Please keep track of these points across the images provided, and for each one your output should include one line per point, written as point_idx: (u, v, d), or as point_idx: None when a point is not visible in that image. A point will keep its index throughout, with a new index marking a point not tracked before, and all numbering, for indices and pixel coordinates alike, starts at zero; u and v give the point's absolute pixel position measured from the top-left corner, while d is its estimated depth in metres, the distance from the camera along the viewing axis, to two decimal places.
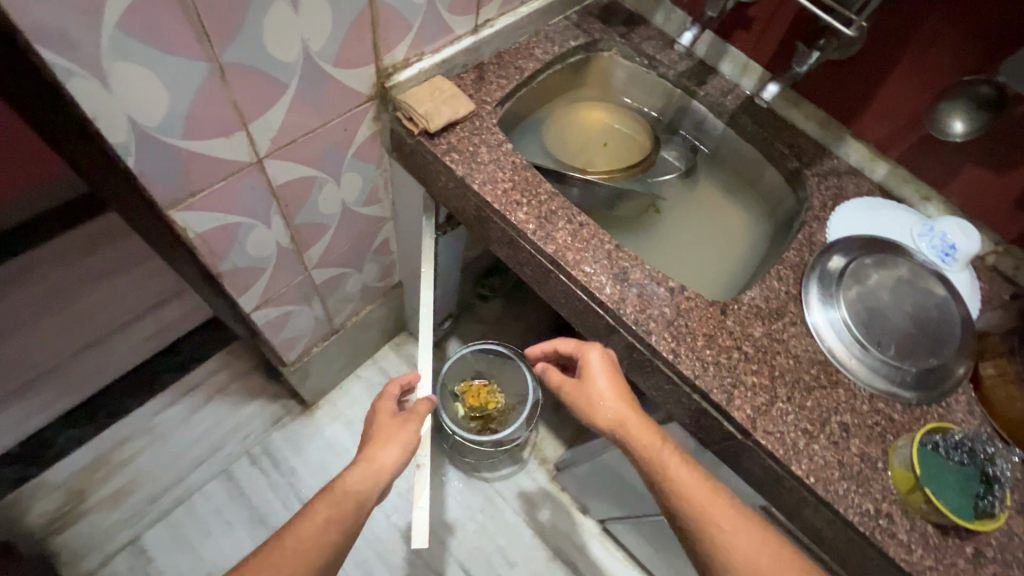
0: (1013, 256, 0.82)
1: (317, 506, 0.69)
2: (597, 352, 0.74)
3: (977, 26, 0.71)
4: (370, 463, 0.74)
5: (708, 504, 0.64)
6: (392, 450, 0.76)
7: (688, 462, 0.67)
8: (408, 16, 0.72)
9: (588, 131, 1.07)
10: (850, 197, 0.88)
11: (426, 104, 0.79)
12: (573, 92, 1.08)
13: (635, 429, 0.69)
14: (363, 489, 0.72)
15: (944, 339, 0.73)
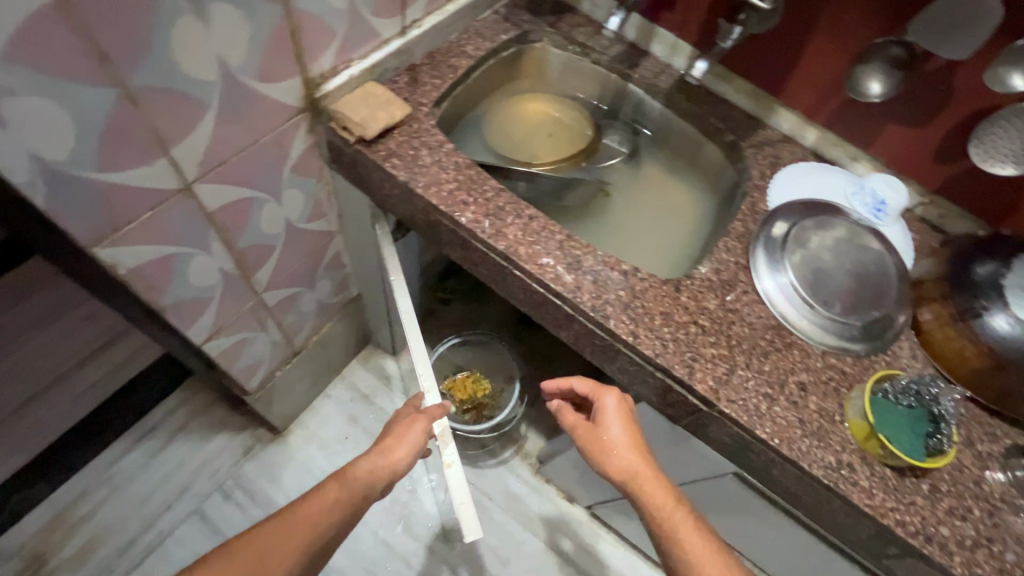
0: (938, 205, 0.87)
1: (329, 487, 0.71)
2: (614, 398, 0.78)
3: None
4: (381, 459, 0.76)
5: (699, 548, 0.66)
6: (401, 451, 0.78)
7: (687, 512, 0.70)
8: (330, 23, 0.70)
9: (530, 124, 1.07)
10: (786, 164, 0.91)
11: (360, 111, 0.77)
12: (510, 86, 1.08)
13: (644, 480, 0.72)
14: (370, 482, 0.74)
15: (883, 290, 0.77)
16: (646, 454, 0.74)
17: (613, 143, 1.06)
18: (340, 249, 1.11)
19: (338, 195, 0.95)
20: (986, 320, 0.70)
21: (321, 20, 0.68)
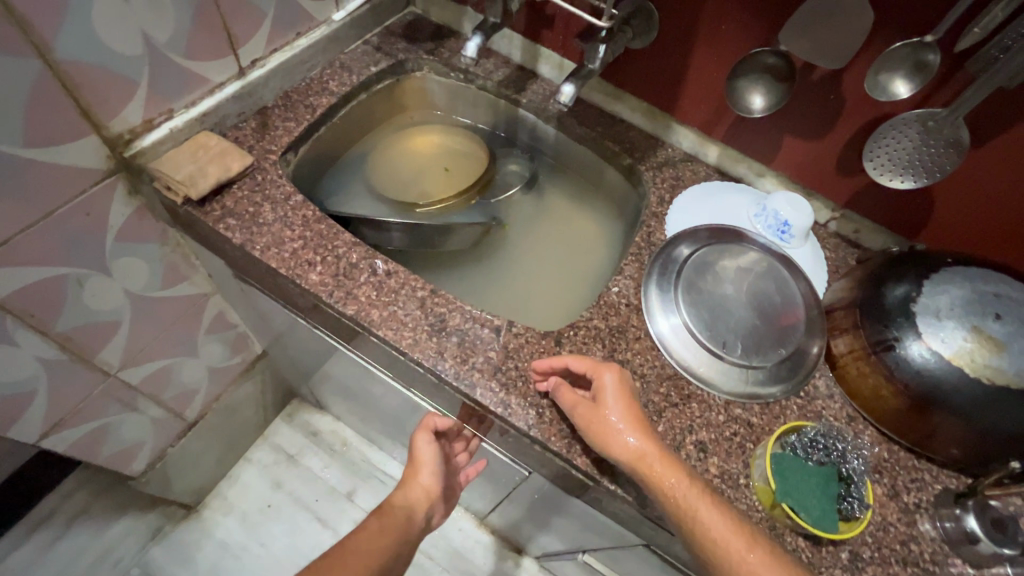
0: (849, 220, 0.79)
1: (370, 520, 0.69)
2: (615, 377, 0.58)
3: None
4: (411, 485, 0.75)
5: (736, 547, 0.50)
6: (426, 476, 0.76)
7: (716, 503, 0.52)
8: (124, 73, 0.60)
9: (417, 157, 0.98)
10: (687, 186, 0.84)
11: (186, 167, 0.68)
12: (394, 119, 0.99)
13: (660, 466, 0.53)
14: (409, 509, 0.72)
15: (789, 324, 0.69)
16: (657, 437, 0.55)
17: (511, 172, 0.98)
18: (224, 309, 1.00)
19: (197, 256, 0.84)
20: (899, 351, 0.62)
21: (104, 69, 0.58)
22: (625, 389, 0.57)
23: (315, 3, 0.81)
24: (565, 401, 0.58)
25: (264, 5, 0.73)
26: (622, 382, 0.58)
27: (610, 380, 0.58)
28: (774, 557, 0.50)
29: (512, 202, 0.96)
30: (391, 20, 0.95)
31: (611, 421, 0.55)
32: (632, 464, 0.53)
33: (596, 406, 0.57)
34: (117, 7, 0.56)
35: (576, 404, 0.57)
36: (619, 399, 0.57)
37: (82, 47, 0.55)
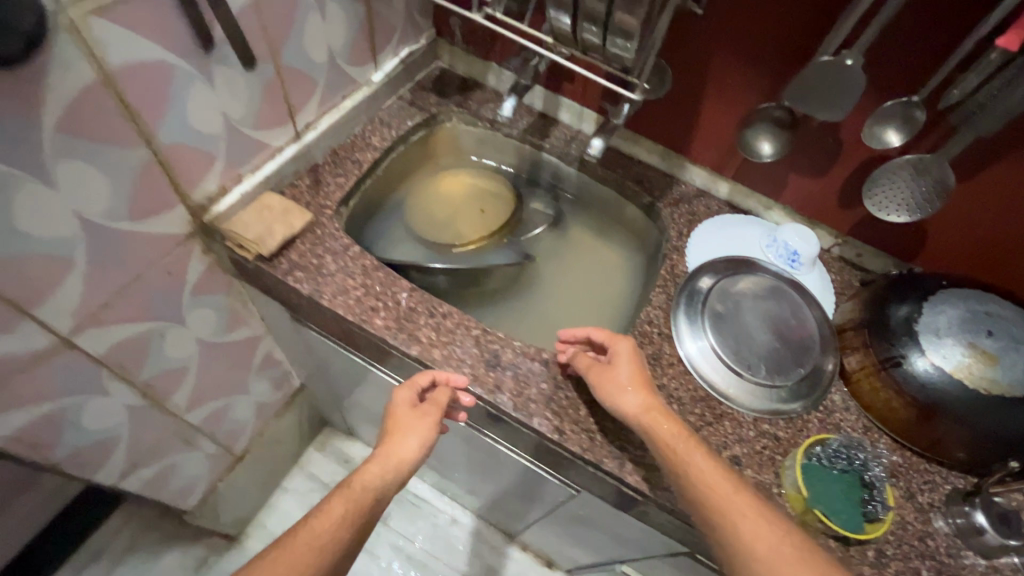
0: (851, 245, 0.88)
1: (333, 503, 0.60)
2: (629, 345, 0.68)
3: (758, 58, 0.76)
4: (386, 458, 0.66)
5: (721, 487, 0.58)
6: (410, 443, 0.67)
7: (708, 454, 0.61)
8: (208, 149, 0.67)
9: (451, 199, 1.05)
10: (702, 220, 0.92)
11: (256, 227, 0.75)
12: (428, 165, 1.07)
13: (660, 419, 0.62)
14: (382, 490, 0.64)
15: (806, 346, 0.77)
16: (659, 397, 0.65)
17: (536, 210, 1.06)
18: (271, 349, 1.06)
19: (255, 303, 0.91)
20: (905, 366, 0.69)
21: (194, 148, 0.65)
22: (636, 354, 0.67)
23: (359, 69, 0.88)
24: (580, 363, 0.68)
25: (319, 77, 0.80)
26: (634, 349, 0.68)
27: (623, 347, 0.67)
28: (749, 492, 0.59)
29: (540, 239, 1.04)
30: (421, 75, 1.03)
31: (619, 379, 0.65)
32: (635, 414, 0.63)
33: (608, 368, 0.67)
34: (209, 95, 0.63)
35: (591, 364, 0.68)
36: (628, 360, 0.66)
37: (179, 133, 0.62)
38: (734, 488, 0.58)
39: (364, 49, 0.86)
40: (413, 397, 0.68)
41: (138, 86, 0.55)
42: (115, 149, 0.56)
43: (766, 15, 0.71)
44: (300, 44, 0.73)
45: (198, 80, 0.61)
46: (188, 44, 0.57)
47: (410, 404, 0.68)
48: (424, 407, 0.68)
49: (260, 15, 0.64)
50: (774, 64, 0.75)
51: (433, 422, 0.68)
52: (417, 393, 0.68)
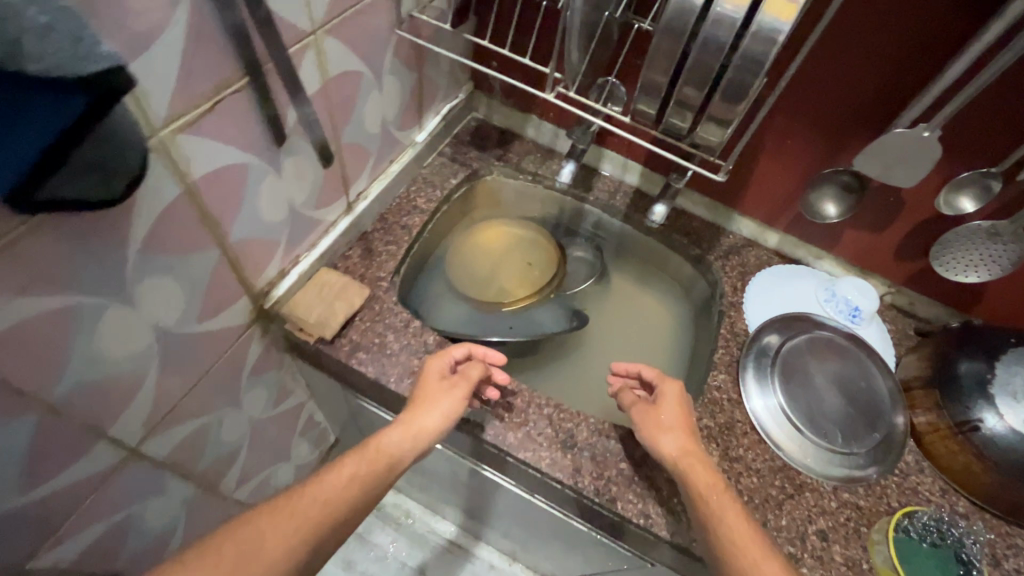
0: (905, 294, 0.88)
1: (349, 460, 0.61)
2: (677, 388, 0.69)
3: (822, 122, 0.74)
4: (407, 426, 0.65)
5: (748, 548, 0.56)
6: (433, 415, 0.66)
7: (745, 518, 0.59)
8: (271, 237, 0.65)
9: (493, 254, 1.02)
10: (755, 273, 0.91)
11: (315, 308, 0.72)
12: (468, 218, 1.05)
13: (699, 466, 0.62)
14: (398, 454, 0.64)
15: (878, 409, 0.76)
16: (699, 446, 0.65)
17: (581, 262, 1.04)
18: (312, 412, 1.03)
19: (302, 375, 0.88)
20: (983, 430, 0.69)
21: (259, 238, 0.63)
22: (683, 400, 0.69)
23: (406, 132, 0.86)
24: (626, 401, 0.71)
25: (372, 147, 0.78)
26: (681, 396, 0.70)
27: (671, 390, 0.70)
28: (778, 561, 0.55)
29: (585, 292, 1.02)
30: (459, 128, 1.01)
31: (662, 418, 0.67)
32: (670, 455, 0.64)
33: (653, 407, 0.68)
34: (277, 185, 0.61)
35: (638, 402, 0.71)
36: (671, 398, 0.68)
37: (248, 227, 0.60)
38: (750, 535, 0.57)
39: (412, 112, 0.84)
40: (445, 367, 0.70)
41: (215, 190, 0.52)
42: (191, 255, 0.53)
43: (835, 85, 0.69)
44: (358, 120, 0.71)
45: (269, 173, 0.58)
46: (263, 141, 0.55)
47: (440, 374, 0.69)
48: (453, 378, 0.69)
49: (326, 101, 0.62)
50: (837, 132, 0.73)
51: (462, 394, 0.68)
52: (448, 363, 0.70)
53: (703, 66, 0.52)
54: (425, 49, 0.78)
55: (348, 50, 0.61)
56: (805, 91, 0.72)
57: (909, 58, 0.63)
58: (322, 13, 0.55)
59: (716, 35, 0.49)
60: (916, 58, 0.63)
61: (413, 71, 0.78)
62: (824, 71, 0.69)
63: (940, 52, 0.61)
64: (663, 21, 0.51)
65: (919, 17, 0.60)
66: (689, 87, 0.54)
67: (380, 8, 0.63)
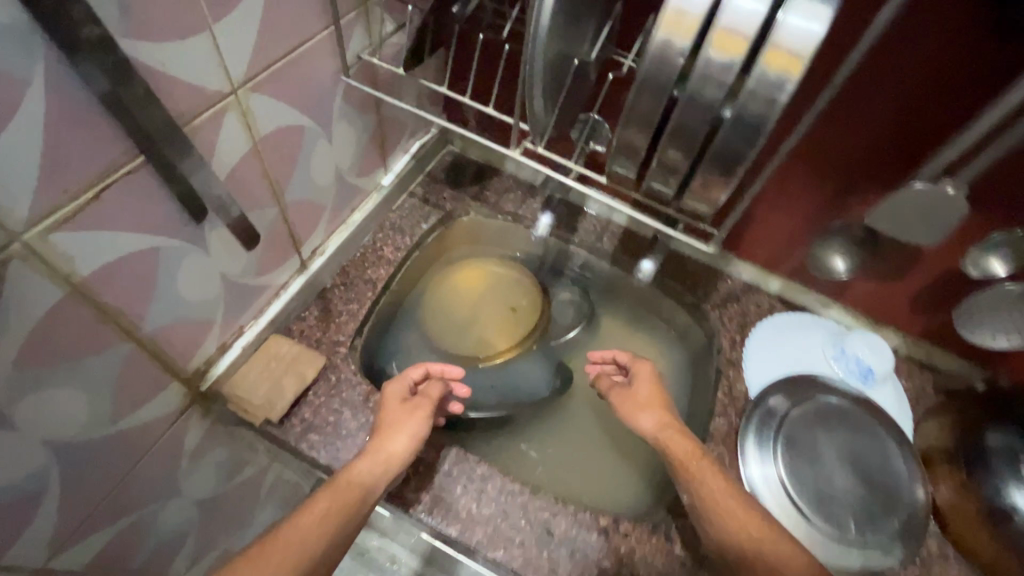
0: (922, 347, 0.80)
1: (319, 497, 0.55)
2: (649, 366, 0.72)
3: (831, 177, 0.64)
4: (375, 452, 0.61)
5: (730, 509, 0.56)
6: (399, 436, 0.62)
7: (726, 480, 0.59)
8: (202, 314, 0.57)
9: (470, 300, 0.90)
10: (755, 323, 0.83)
11: (262, 387, 0.65)
12: (443, 254, 0.93)
13: (677, 435, 0.64)
14: (372, 484, 0.58)
15: (892, 489, 0.67)
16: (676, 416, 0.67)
17: (569, 306, 0.93)
18: None
19: None
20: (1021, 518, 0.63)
21: (185, 320, 0.55)
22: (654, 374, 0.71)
23: (368, 177, 0.78)
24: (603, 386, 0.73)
25: (325, 199, 0.70)
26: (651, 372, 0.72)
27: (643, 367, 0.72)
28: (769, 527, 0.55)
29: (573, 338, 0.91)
30: (432, 164, 0.93)
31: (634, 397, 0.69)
32: (649, 430, 0.66)
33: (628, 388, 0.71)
34: (202, 263, 0.53)
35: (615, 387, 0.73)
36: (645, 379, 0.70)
37: (168, 313, 0.52)
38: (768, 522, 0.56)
39: (373, 154, 0.76)
40: (403, 390, 0.67)
41: (115, 286, 0.45)
42: (92, 358, 0.46)
43: (848, 140, 0.60)
44: (304, 175, 0.63)
45: (189, 251, 0.51)
46: (177, 220, 0.48)
47: (400, 397, 0.66)
48: (414, 400, 0.66)
49: (256, 161, 0.54)
50: (846, 180, 0.63)
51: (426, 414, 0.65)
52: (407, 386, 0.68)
53: (687, 129, 0.43)
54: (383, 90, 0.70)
55: (281, 104, 0.54)
56: (809, 136, 0.62)
57: (932, 103, 0.53)
58: (240, 71, 0.47)
59: (704, 93, 0.40)
60: (940, 102, 0.53)
61: (371, 114, 0.71)
62: (836, 125, 0.59)
63: (970, 96, 0.51)
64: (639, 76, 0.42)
65: (943, 57, 0.50)
66: (673, 150, 0.45)
67: (319, 56, 0.55)
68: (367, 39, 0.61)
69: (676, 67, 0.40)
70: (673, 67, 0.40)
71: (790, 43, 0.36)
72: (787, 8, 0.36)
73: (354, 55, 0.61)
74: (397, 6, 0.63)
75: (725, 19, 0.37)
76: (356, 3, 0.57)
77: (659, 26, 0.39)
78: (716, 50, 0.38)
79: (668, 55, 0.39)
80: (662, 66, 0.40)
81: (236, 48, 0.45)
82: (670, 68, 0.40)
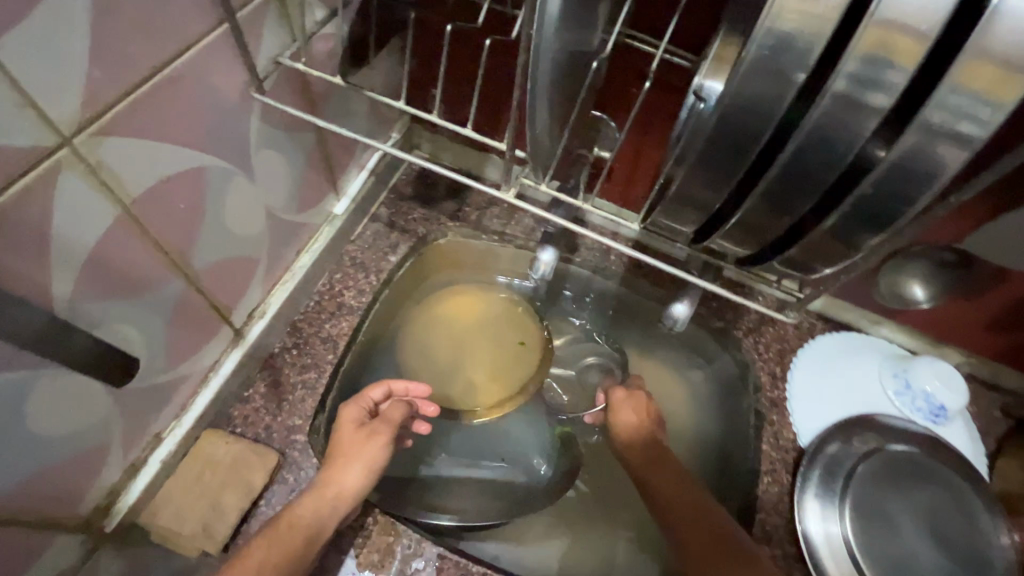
0: (990, 365, 0.67)
1: (252, 546, 0.43)
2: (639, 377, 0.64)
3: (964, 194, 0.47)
4: (325, 488, 0.48)
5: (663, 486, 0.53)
6: (354, 470, 0.49)
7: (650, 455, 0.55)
8: (87, 442, 0.41)
9: (458, 337, 0.71)
10: (796, 350, 0.69)
11: (192, 510, 0.50)
12: (424, 286, 0.73)
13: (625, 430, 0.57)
14: (320, 524, 0.47)
15: (982, 561, 0.56)
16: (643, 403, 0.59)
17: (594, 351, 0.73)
18: None
19: None
20: None
21: (60, 461, 0.39)
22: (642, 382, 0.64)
23: (313, 210, 0.61)
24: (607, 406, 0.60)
25: (258, 250, 0.53)
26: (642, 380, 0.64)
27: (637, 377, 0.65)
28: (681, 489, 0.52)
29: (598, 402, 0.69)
30: (397, 177, 0.75)
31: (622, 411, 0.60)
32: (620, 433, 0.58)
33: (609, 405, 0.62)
34: (68, 386, 0.37)
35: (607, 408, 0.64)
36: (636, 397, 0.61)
37: (23, 465, 0.36)
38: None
39: (316, 180, 0.59)
40: (362, 414, 0.52)
41: None
42: None
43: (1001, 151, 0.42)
44: (219, 231, 0.46)
45: (43, 378, 0.34)
46: (3, 347, 0.31)
47: (357, 422, 0.52)
48: (373, 424, 0.52)
49: (140, 233, 0.38)
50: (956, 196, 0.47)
51: (387, 442, 0.51)
52: (366, 408, 0.53)
53: (795, 183, 0.26)
54: (321, 98, 0.53)
55: (163, 148, 0.37)
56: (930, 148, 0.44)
57: None
58: (70, 112, 0.30)
59: (838, 128, 0.24)
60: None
61: (307, 132, 0.53)
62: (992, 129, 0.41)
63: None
64: (724, 99, 0.24)
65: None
66: (764, 210, 0.28)
67: (214, 68, 0.38)
68: (286, 34, 0.44)
69: (795, 86, 0.23)
70: (788, 87, 0.23)
71: (1008, 41, 0.21)
72: None
73: (269, 59, 0.43)
74: None
75: (896, 1, 0.21)
76: None
77: (771, 13, 0.22)
78: (872, 61, 0.22)
79: (782, 69, 0.23)
80: (767, 85, 0.23)
81: (54, 77, 0.28)
82: (782, 90, 0.23)
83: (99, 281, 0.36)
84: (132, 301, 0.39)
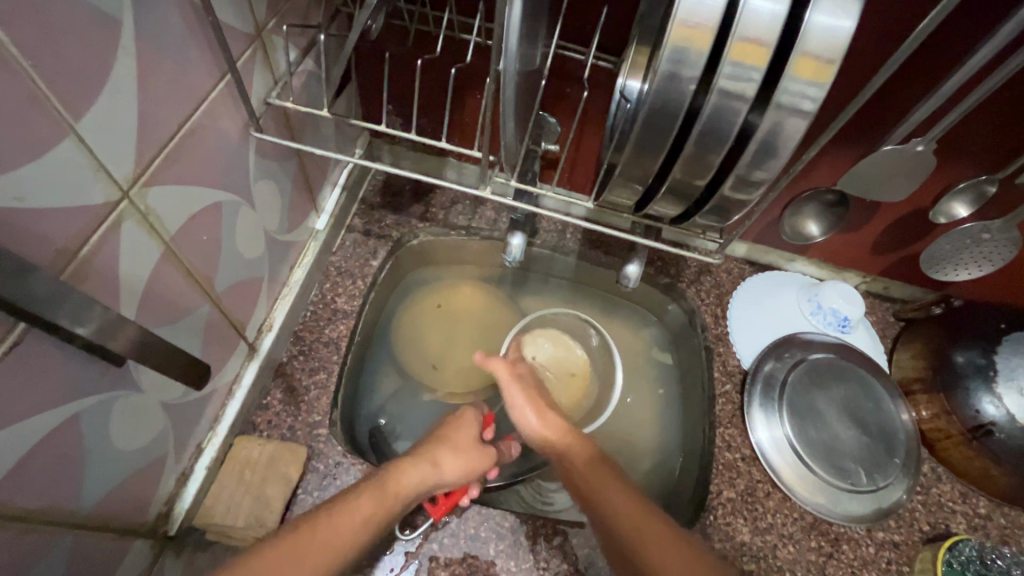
0: (881, 281, 0.82)
1: (363, 497, 0.52)
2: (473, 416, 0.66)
3: (853, 136, 0.59)
4: (428, 467, 0.57)
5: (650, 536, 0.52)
6: (452, 459, 0.60)
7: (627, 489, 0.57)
8: (148, 456, 0.47)
9: (433, 325, 0.81)
10: (732, 290, 0.81)
11: (242, 506, 0.56)
12: (402, 285, 0.82)
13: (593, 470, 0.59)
14: (413, 491, 0.56)
15: (888, 431, 0.71)
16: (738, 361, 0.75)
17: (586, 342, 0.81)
18: None
19: None
20: (982, 414, 0.66)
21: (132, 475, 0.45)
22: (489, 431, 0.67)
23: (297, 227, 0.67)
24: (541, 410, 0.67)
25: (260, 268, 0.59)
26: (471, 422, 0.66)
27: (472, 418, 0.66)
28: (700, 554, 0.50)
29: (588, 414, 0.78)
30: (365, 189, 0.81)
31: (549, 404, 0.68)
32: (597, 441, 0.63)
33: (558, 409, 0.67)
34: (135, 404, 0.42)
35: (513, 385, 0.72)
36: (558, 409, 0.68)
37: (107, 479, 0.42)
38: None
39: (298, 201, 0.65)
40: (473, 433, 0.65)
41: (30, 486, 0.35)
42: (26, 575, 0.36)
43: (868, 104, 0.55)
44: (232, 257, 0.52)
45: (117, 398, 0.40)
46: (93, 371, 0.37)
47: (471, 435, 0.64)
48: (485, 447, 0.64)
49: (179, 265, 0.44)
50: (840, 137, 0.59)
51: (483, 459, 0.63)
52: (472, 433, 0.65)
53: (700, 161, 0.36)
54: (297, 126, 0.59)
55: (190, 190, 0.43)
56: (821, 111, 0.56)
57: (945, 65, 0.50)
58: (127, 170, 0.36)
59: (726, 113, 0.33)
60: (920, 59, 0.50)
61: (288, 158, 0.59)
62: None
63: (952, 51, 0.48)
64: (644, 102, 0.34)
65: None
66: (687, 179, 0.38)
67: (220, 116, 0.44)
68: (269, 77, 0.50)
69: (688, 92, 0.33)
70: (685, 93, 0.33)
71: (818, 49, 0.31)
72: (811, 6, 0.30)
73: (260, 100, 0.49)
74: (295, 30, 0.51)
75: (745, 28, 0.31)
76: (249, 38, 0.46)
77: (667, 44, 0.32)
78: (739, 66, 0.31)
79: (681, 77, 0.32)
80: (671, 93, 0.33)
81: (116, 144, 0.34)
82: (681, 95, 0.33)
83: (153, 309, 0.42)
84: (174, 324, 0.45)
